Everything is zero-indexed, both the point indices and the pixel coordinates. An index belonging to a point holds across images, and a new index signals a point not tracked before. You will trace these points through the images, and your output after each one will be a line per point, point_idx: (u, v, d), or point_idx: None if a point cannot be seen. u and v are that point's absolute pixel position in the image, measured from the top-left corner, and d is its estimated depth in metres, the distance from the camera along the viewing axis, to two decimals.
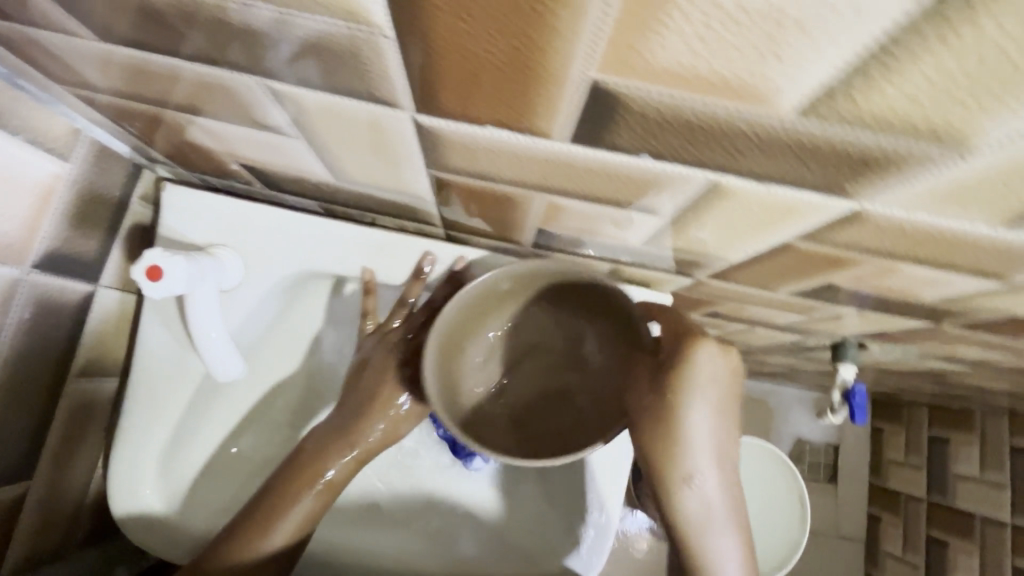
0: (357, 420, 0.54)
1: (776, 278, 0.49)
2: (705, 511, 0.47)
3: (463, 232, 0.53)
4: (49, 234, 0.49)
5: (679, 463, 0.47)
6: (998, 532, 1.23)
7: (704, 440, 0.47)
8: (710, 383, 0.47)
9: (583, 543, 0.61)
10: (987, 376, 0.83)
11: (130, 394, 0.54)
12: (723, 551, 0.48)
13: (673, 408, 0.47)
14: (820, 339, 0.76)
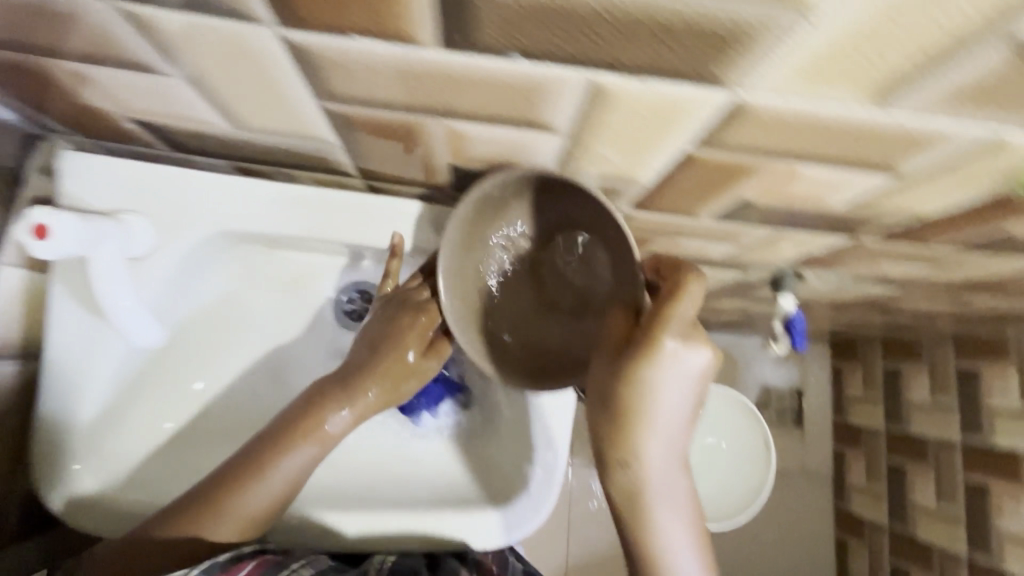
0: (352, 378, 0.58)
1: (693, 201, 0.50)
2: (650, 493, 0.52)
3: (383, 181, 0.52)
4: None
5: (626, 451, 0.51)
6: (950, 452, 1.30)
7: (656, 431, 0.51)
8: (672, 377, 0.49)
9: (532, 483, 0.62)
10: (921, 298, 0.87)
11: (45, 374, 0.52)
12: (667, 528, 0.53)
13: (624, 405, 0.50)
14: (759, 273, 0.78)
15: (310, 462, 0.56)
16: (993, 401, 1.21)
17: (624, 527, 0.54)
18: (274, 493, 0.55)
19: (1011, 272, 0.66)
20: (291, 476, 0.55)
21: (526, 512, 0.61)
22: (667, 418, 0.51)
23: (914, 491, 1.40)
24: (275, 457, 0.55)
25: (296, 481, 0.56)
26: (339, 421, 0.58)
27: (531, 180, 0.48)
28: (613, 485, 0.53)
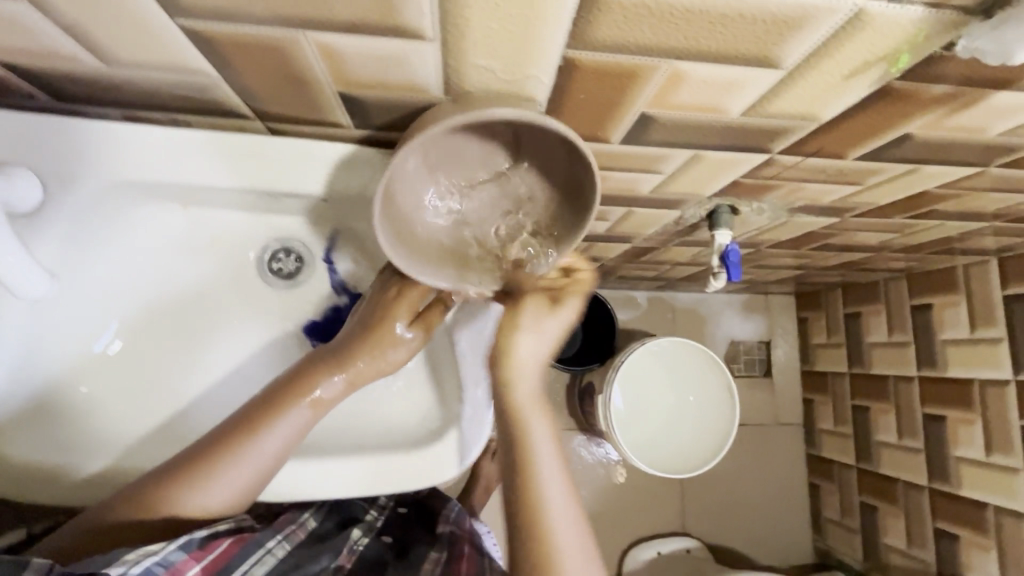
0: (349, 344, 0.62)
1: (597, 121, 0.49)
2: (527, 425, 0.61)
3: (282, 123, 0.50)
4: None
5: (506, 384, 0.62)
6: (909, 386, 1.33)
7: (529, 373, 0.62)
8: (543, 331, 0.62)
9: (464, 419, 0.68)
10: (859, 228, 0.88)
11: None
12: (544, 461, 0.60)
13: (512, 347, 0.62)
14: (695, 210, 0.79)
15: (303, 426, 0.60)
16: (945, 332, 1.24)
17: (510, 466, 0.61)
18: (267, 458, 0.57)
19: (931, 187, 0.67)
20: (290, 437, 0.59)
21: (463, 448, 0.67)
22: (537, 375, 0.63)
23: (877, 429, 1.43)
24: (262, 429, 0.57)
25: (292, 441, 0.59)
26: (329, 392, 0.61)
27: (429, 110, 0.47)
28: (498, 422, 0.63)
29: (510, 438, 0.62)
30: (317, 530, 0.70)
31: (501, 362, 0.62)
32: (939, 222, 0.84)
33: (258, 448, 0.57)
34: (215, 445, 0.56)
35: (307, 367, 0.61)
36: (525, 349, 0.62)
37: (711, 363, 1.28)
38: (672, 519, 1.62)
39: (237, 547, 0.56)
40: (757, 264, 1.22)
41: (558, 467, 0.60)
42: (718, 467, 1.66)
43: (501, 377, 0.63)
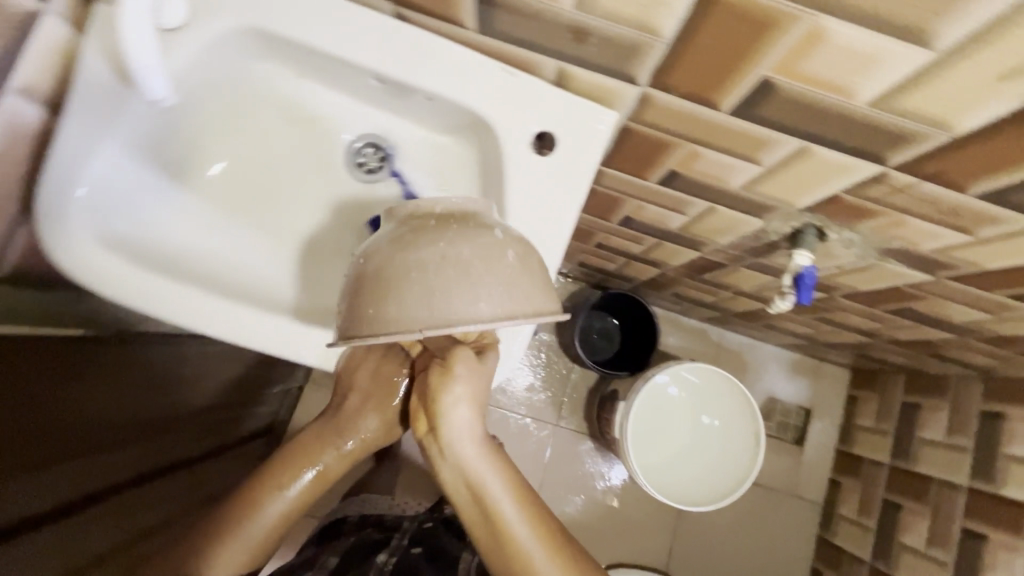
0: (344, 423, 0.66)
1: (713, 80, 0.48)
2: (467, 472, 0.59)
3: (410, 11, 0.53)
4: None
5: (442, 441, 0.59)
6: (953, 494, 1.21)
7: (463, 439, 0.59)
8: (462, 393, 0.59)
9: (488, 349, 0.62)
10: (952, 296, 0.82)
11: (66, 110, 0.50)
12: (499, 494, 0.58)
13: (436, 415, 0.59)
14: (779, 226, 0.76)
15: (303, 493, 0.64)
16: (1012, 447, 1.10)
17: (468, 502, 0.60)
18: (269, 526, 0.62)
19: None
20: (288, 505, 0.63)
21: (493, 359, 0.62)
22: (477, 434, 0.59)
23: (904, 531, 1.32)
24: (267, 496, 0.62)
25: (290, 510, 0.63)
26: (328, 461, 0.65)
27: (551, 26, 0.48)
28: (440, 473, 0.61)
29: (476, 511, 0.59)
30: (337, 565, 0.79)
31: (436, 430, 0.59)
32: None
33: (264, 519, 0.61)
34: (221, 520, 0.60)
35: (306, 439, 0.66)
36: (456, 413, 0.59)
37: (743, 403, 1.21)
38: (655, 555, 1.55)
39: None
40: (824, 315, 1.16)
41: (516, 495, 0.59)
42: (719, 518, 1.59)
43: (438, 445, 0.60)
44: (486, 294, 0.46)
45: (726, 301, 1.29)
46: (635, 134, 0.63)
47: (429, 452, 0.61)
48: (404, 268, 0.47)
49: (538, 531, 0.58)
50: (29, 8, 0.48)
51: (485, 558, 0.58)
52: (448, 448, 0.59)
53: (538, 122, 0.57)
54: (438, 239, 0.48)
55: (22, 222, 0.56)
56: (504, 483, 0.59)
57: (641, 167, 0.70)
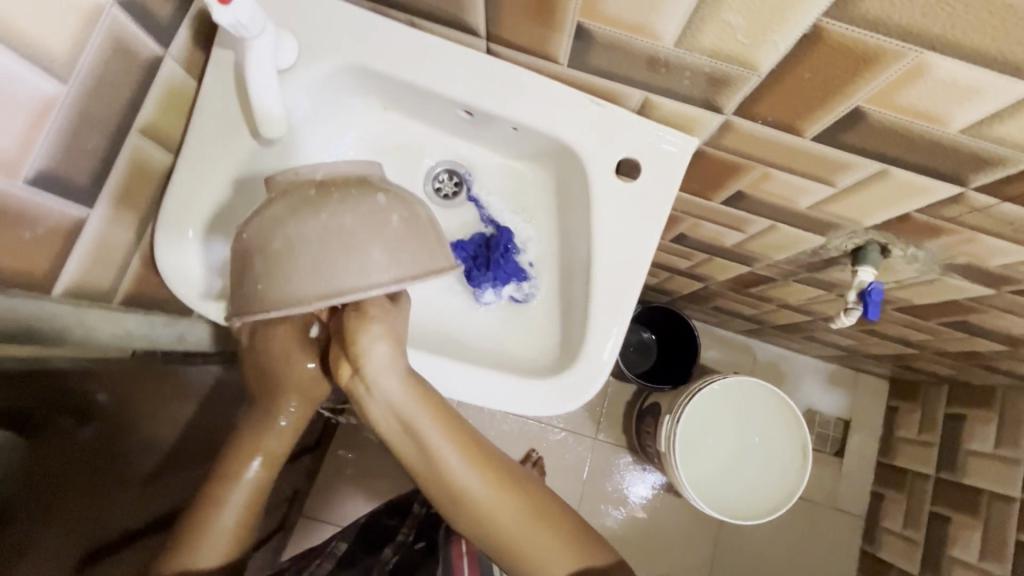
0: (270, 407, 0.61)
1: (801, 109, 0.50)
2: (391, 406, 0.56)
3: (503, 47, 0.56)
4: (179, 33, 0.54)
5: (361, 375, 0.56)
6: (1005, 506, 1.20)
7: (384, 371, 0.56)
8: (378, 328, 0.56)
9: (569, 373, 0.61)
10: (1012, 310, 0.82)
11: (185, 146, 0.55)
12: (427, 429, 0.56)
13: (355, 351, 0.56)
14: (841, 243, 0.77)
15: (258, 485, 0.59)
16: None
17: (392, 434, 0.57)
18: (231, 527, 0.57)
19: None
20: (250, 499, 0.58)
21: (577, 384, 0.60)
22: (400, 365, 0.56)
23: (953, 544, 1.30)
24: (221, 497, 0.57)
25: (252, 502, 0.59)
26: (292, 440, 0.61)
27: (643, 61, 0.51)
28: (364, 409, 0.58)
29: (407, 444, 0.57)
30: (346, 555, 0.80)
31: (357, 367, 0.56)
32: None
33: (229, 512, 0.57)
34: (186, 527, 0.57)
35: (241, 435, 0.61)
36: (375, 349, 0.55)
37: (789, 416, 1.23)
38: (697, 568, 1.55)
39: None
40: (870, 327, 1.17)
41: (450, 434, 0.57)
42: (760, 531, 1.58)
43: (364, 384, 0.56)
44: (371, 264, 0.49)
45: (768, 314, 1.31)
46: (708, 157, 0.65)
47: (354, 393, 0.58)
48: (289, 241, 0.49)
49: (475, 464, 0.57)
50: (156, 52, 0.52)
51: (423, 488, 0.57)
52: (372, 383, 0.56)
53: (625, 148, 0.59)
54: (322, 210, 0.50)
55: (139, 251, 0.59)
56: (435, 417, 0.57)
57: (707, 187, 0.72)
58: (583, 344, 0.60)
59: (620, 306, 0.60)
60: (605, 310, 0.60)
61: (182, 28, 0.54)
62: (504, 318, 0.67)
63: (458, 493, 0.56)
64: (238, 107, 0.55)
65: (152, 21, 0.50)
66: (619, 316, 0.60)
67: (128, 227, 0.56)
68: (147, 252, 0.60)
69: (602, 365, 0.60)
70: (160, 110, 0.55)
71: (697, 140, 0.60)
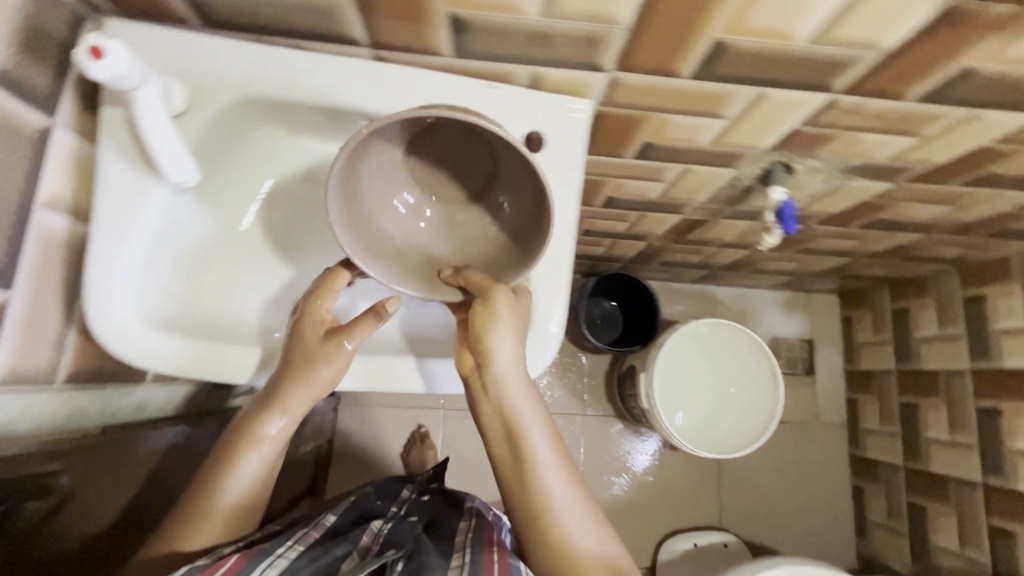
0: (268, 399, 0.62)
1: (671, 52, 0.54)
2: (512, 407, 0.63)
3: (389, 51, 0.58)
4: (63, 100, 0.54)
5: (492, 376, 0.62)
6: (960, 380, 1.29)
7: (508, 376, 0.62)
8: (507, 330, 0.61)
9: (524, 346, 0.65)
10: (913, 198, 0.90)
11: (95, 211, 0.55)
12: (535, 434, 0.63)
13: (487, 353, 0.62)
14: (751, 171, 0.82)
15: (258, 470, 0.62)
16: (999, 322, 1.21)
17: (502, 437, 0.64)
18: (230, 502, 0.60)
19: (992, 139, 0.68)
20: (248, 479, 0.62)
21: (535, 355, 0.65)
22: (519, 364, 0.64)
23: (926, 426, 1.39)
24: (228, 475, 0.61)
25: (250, 483, 0.62)
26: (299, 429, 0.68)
27: (522, 37, 0.54)
28: (482, 408, 0.64)
29: (507, 447, 0.64)
30: (332, 527, 0.71)
31: (483, 367, 0.62)
32: (1000, 189, 0.85)
33: (233, 487, 0.61)
34: (186, 510, 0.60)
35: (247, 417, 0.63)
36: (503, 347, 0.61)
37: (756, 350, 1.29)
38: (707, 513, 1.60)
39: (243, 560, 0.55)
40: (804, 247, 1.24)
41: (549, 439, 0.64)
42: (756, 462, 1.65)
43: (483, 381, 0.63)
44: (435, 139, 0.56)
45: (714, 256, 1.37)
46: (607, 116, 0.68)
47: (471, 387, 0.65)
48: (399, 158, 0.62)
49: (562, 472, 0.64)
50: (42, 122, 0.52)
51: (513, 491, 0.63)
52: (494, 387, 0.63)
53: (529, 124, 0.62)
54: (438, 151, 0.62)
55: (74, 324, 0.58)
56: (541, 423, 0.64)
57: (618, 146, 0.76)
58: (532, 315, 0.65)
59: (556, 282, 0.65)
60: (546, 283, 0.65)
61: (66, 94, 0.54)
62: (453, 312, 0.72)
63: (543, 496, 0.62)
64: (142, 161, 0.55)
65: (33, 92, 0.50)
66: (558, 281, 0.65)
67: (54, 302, 0.55)
68: (83, 323, 0.59)
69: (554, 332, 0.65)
70: (59, 178, 0.54)
71: (591, 102, 0.64)
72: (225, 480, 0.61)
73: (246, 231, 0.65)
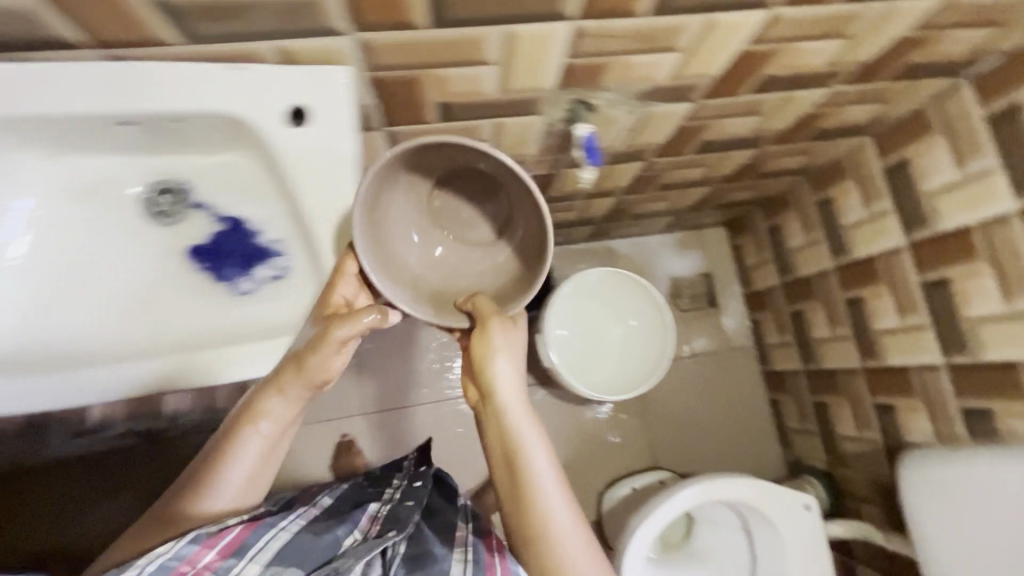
0: (259, 396, 0.78)
1: (394, 5, 0.56)
2: (518, 425, 0.79)
3: (121, 48, 0.57)
4: None
5: (499, 402, 0.81)
6: (828, 278, 1.39)
7: (511, 403, 0.80)
8: (506, 362, 0.79)
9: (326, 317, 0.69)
10: (721, 114, 0.95)
11: None
12: (535, 449, 0.78)
13: (491, 386, 0.81)
14: (557, 114, 0.86)
15: (265, 444, 0.79)
16: (847, 217, 1.30)
17: (505, 458, 0.79)
18: (244, 473, 0.78)
19: (745, 42, 0.73)
20: (256, 453, 0.79)
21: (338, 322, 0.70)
22: (514, 391, 0.82)
23: (811, 328, 1.49)
24: (237, 454, 0.78)
25: (256, 455, 0.79)
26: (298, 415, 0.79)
27: (244, 15, 0.54)
28: (489, 431, 0.82)
29: (506, 468, 0.79)
30: (330, 505, 0.92)
31: (489, 395, 0.81)
32: (790, 91, 0.91)
33: (244, 460, 0.78)
34: (208, 473, 0.78)
35: (253, 403, 0.79)
36: (501, 367, 0.79)
37: (643, 290, 1.33)
38: (641, 456, 1.67)
39: (248, 530, 0.75)
40: (662, 184, 1.30)
41: (546, 452, 0.79)
42: (678, 397, 1.73)
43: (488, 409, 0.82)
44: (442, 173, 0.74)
45: (587, 210, 1.42)
46: (386, 82, 0.69)
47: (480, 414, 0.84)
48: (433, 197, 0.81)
49: (558, 485, 0.77)
50: None
51: (511, 514, 0.77)
52: (497, 412, 0.81)
53: (292, 100, 0.63)
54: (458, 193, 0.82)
55: None
56: (541, 440, 0.79)
57: (417, 112, 0.78)
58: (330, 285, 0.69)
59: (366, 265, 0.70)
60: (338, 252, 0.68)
61: None
62: (261, 300, 0.74)
63: (540, 506, 0.75)
64: None
65: None
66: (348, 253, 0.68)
67: None
68: None
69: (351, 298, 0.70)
70: None
71: (360, 70, 0.65)
72: (237, 456, 0.78)
73: (19, 261, 0.69)
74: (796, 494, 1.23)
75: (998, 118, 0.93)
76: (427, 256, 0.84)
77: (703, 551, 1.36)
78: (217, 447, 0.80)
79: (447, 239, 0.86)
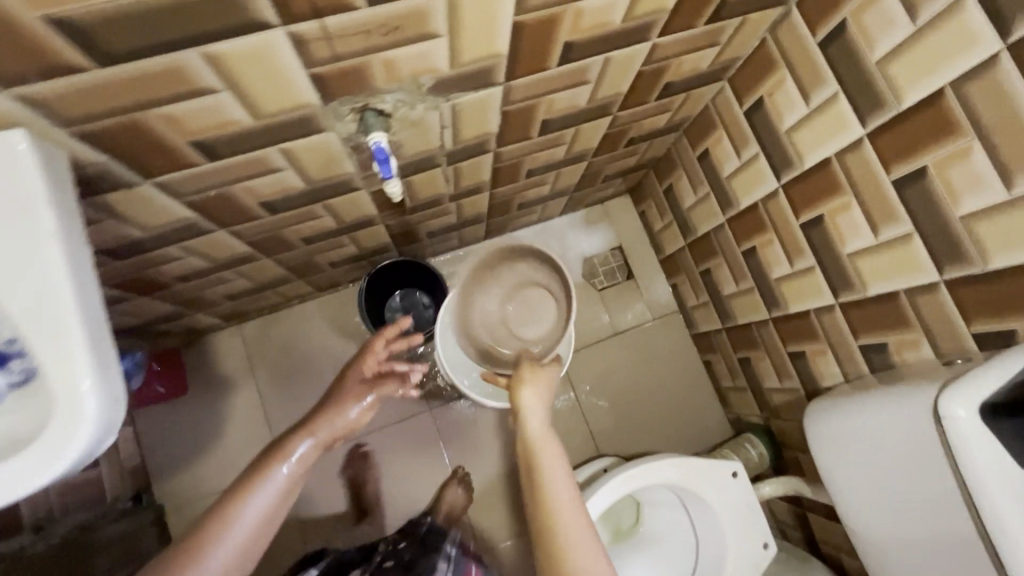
0: (287, 443, 1.03)
1: (21, 45, 0.46)
2: (541, 442, 0.93)
3: None
4: None
5: (526, 425, 0.95)
6: (723, 232, 1.33)
7: (537, 427, 0.94)
8: (532, 396, 0.96)
9: (49, 433, 0.53)
10: (542, 92, 0.88)
11: None
12: (553, 465, 0.90)
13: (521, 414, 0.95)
14: (347, 127, 0.77)
15: (285, 481, 1.00)
16: (724, 167, 1.23)
17: (529, 473, 0.91)
18: (262, 504, 0.95)
19: (512, 10, 0.65)
20: (274, 491, 0.98)
21: (61, 432, 0.53)
22: (542, 422, 0.95)
23: (721, 285, 1.43)
24: (259, 487, 0.96)
25: (270, 495, 0.96)
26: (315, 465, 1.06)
27: None
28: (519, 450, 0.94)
29: (529, 485, 0.89)
30: None
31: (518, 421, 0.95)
32: (603, 52, 0.83)
33: (265, 495, 0.96)
34: (230, 502, 0.94)
35: (281, 448, 1.03)
36: (528, 402, 0.95)
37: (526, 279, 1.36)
38: (583, 448, 1.63)
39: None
40: (529, 170, 1.22)
41: (565, 470, 0.90)
42: (609, 379, 1.68)
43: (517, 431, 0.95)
44: (528, 280, 1.13)
45: (465, 209, 1.33)
46: (101, 133, 0.60)
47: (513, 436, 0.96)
48: (513, 288, 1.13)
49: (574, 498, 0.88)
50: None
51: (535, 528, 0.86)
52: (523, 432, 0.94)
53: None
54: (530, 288, 1.13)
55: None
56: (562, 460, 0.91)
57: (171, 157, 0.68)
58: (50, 387, 0.53)
59: (94, 343, 0.55)
60: (50, 343, 0.53)
61: None
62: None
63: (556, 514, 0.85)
64: None
65: None
66: (63, 345, 0.53)
67: None
68: None
69: (81, 394, 0.53)
70: None
71: (45, 123, 0.56)
72: (261, 489, 0.96)
73: None
74: (723, 462, 1.19)
75: (828, 40, 0.87)
76: (488, 323, 1.13)
77: (653, 538, 1.31)
78: (233, 495, 0.95)
79: (509, 319, 1.13)
